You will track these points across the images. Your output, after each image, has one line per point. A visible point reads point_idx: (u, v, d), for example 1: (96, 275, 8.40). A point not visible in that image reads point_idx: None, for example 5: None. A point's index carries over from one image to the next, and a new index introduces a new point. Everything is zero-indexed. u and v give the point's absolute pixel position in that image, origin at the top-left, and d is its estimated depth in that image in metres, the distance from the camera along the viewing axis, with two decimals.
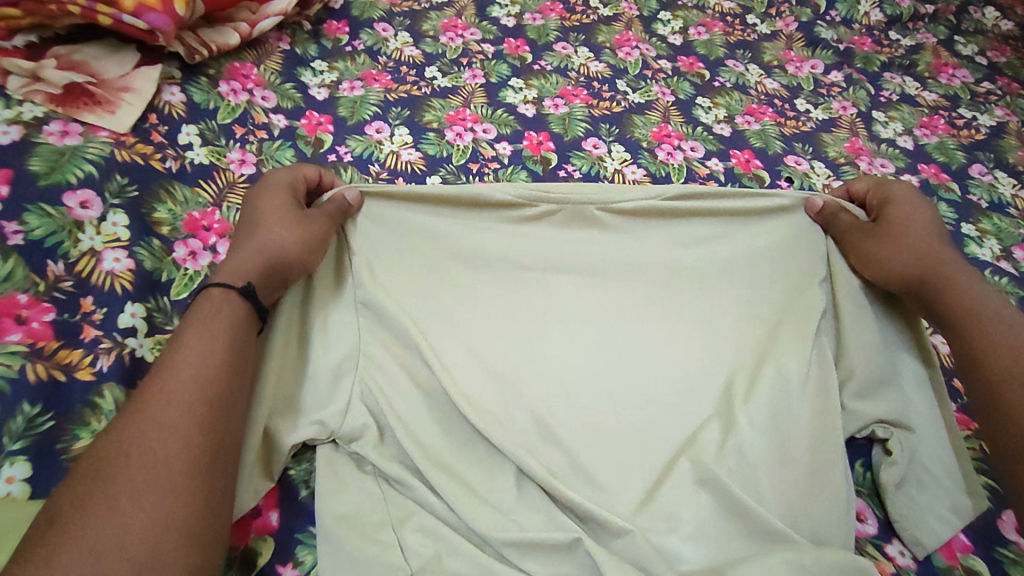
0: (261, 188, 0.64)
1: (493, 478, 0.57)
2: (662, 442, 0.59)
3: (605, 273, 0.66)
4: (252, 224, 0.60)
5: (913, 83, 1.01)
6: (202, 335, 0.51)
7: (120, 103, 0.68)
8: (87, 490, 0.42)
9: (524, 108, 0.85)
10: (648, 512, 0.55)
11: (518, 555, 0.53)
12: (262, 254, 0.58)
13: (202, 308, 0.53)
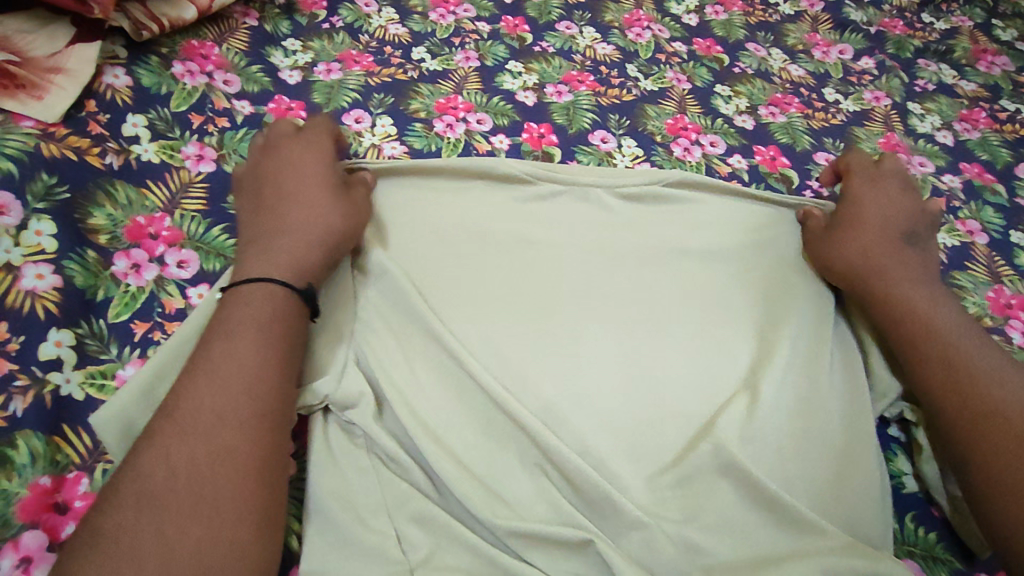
0: (283, 153, 0.54)
1: (499, 460, 0.47)
2: (679, 425, 0.50)
3: (617, 252, 0.58)
4: (293, 200, 0.51)
5: (950, 71, 0.91)
6: (251, 328, 0.43)
7: (50, 87, 0.58)
8: (134, 516, 0.36)
9: (524, 96, 0.75)
10: (665, 499, 0.46)
11: (523, 545, 0.43)
12: (319, 247, 0.50)
13: (264, 308, 0.45)
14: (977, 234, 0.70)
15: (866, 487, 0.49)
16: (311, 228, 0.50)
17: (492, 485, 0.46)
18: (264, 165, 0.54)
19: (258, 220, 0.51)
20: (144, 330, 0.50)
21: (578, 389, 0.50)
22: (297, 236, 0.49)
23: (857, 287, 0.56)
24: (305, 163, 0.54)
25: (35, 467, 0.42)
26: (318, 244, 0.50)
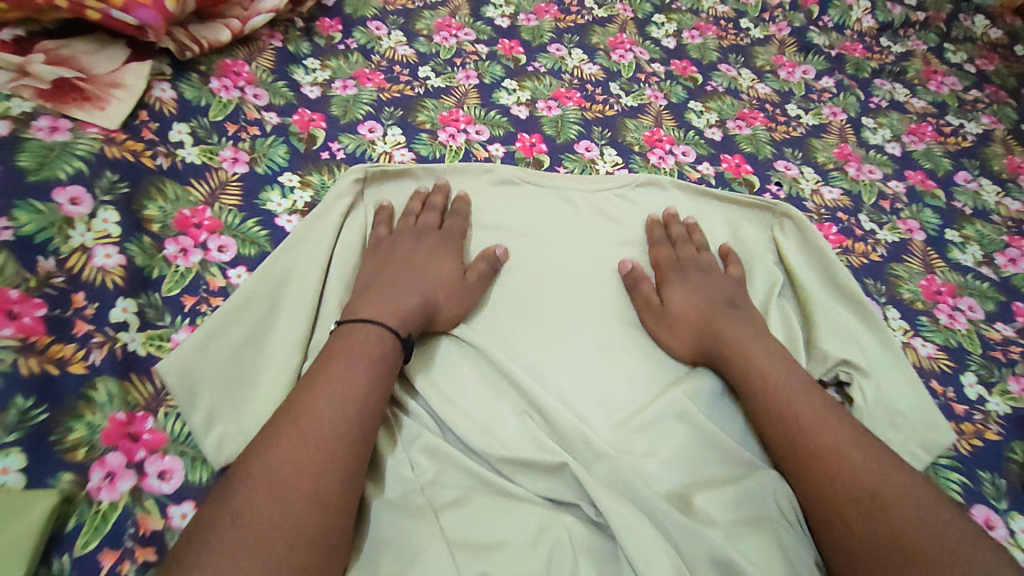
0: (420, 238, 0.66)
1: (493, 408, 0.56)
2: (641, 381, 0.60)
3: (583, 244, 0.71)
4: (413, 269, 0.62)
5: (902, 90, 1.01)
6: (367, 354, 0.52)
7: (110, 99, 0.67)
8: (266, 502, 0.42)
9: (518, 109, 0.85)
10: (628, 437, 0.55)
11: (511, 470, 0.52)
12: (424, 304, 0.59)
13: (368, 350, 0.53)
14: (916, 232, 0.80)
15: None
16: (424, 291, 0.60)
17: (486, 427, 0.55)
18: (399, 241, 0.66)
19: (382, 284, 0.60)
20: (192, 302, 0.59)
21: (560, 356, 0.61)
22: (411, 297, 0.59)
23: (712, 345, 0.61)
24: (436, 249, 0.65)
25: (112, 404, 0.51)
26: (422, 302, 0.59)
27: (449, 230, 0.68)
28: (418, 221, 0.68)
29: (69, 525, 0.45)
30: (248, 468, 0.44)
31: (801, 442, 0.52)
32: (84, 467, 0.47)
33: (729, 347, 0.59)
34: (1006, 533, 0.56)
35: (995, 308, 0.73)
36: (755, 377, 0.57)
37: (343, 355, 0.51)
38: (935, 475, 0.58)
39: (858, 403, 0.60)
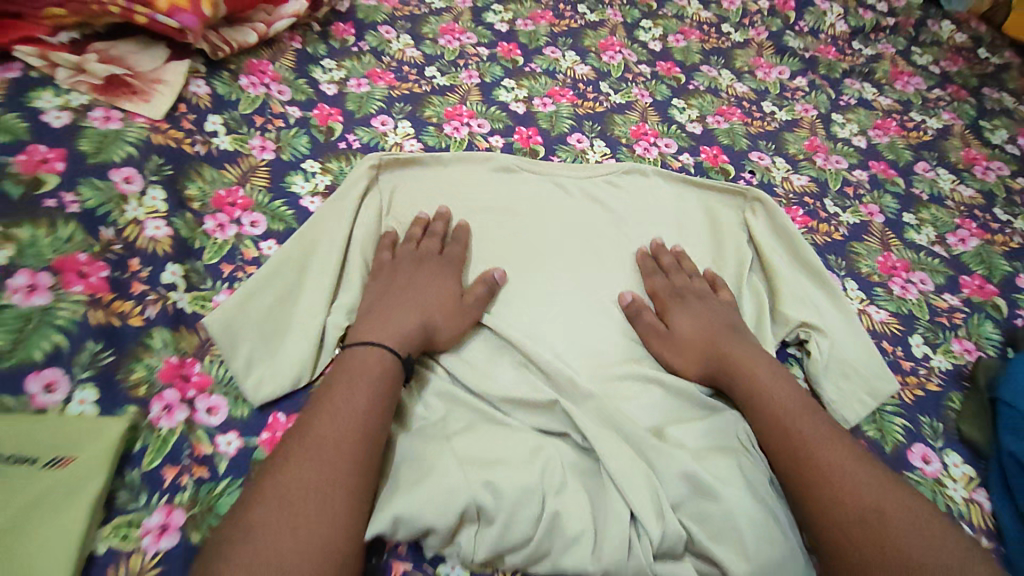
0: (421, 263, 0.70)
1: (494, 360, 0.65)
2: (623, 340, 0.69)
3: (574, 223, 0.80)
4: (413, 293, 0.66)
5: (871, 89, 1.09)
6: (365, 378, 0.56)
7: (154, 93, 0.75)
8: (279, 517, 0.45)
9: (516, 105, 0.94)
10: (610, 385, 0.64)
11: (509, 408, 0.60)
12: (422, 327, 0.63)
13: (368, 370, 0.56)
14: (876, 215, 0.88)
15: None
16: (422, 314, 0.64)
17: (488, 375, 0.64)
18: (400, 267, 0.69)
19: (383, 308, 0.64)
20: (229, 269, 0.68)
21: (553, 319, 0.69)
22: (410, 320, 0.62)
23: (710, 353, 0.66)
24: (435, 275, 0.69)
25: (167, 349, 0.60)
26: (420, 324, 0.63)
27: (448, 255, 0.72)
28: (419, 247, 0.72)
29: (137, 446, 0.54)
30: (262, 487, 0.47)
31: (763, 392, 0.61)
32: (146, 401, 0.57)
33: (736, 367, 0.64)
34: (940, 467, 0.64)
35: (944, 282, 0.81)
36: (758, 393, 0.61)
37: (347, 379, 0.55)
38: (881, 418, 0.67)
39: (816, 356, 0.69)
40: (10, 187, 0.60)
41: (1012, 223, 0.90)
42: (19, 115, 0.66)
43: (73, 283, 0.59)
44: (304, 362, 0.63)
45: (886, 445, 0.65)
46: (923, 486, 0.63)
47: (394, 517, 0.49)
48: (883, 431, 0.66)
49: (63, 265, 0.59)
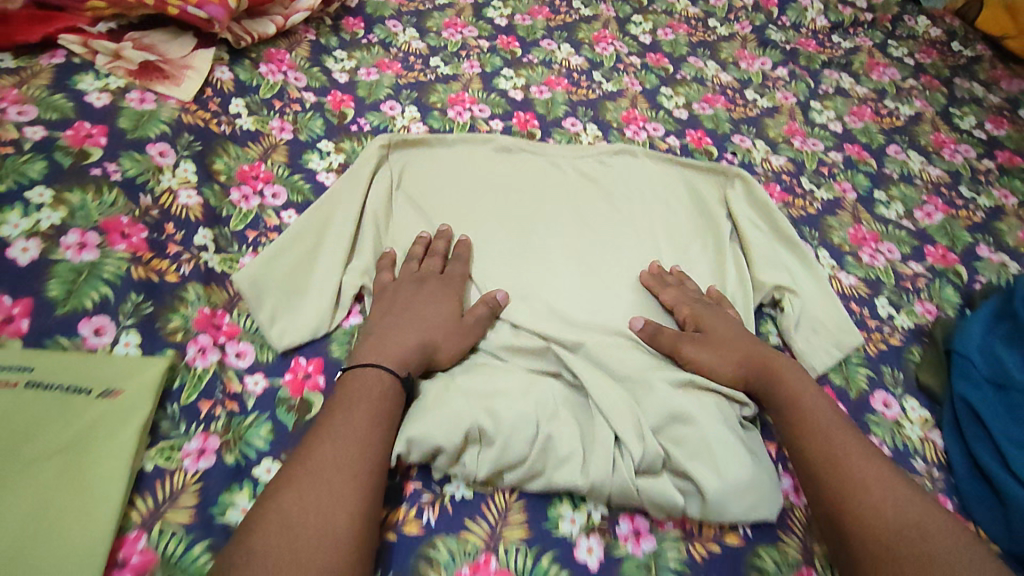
0: (423, 283, 0.71)
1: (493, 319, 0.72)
2: (611, 299, 0.75)
3: (568, 198, 0.86)
4: (415, 312, 0.66)
5: (848, 79, 1.16)
6: (368, 404, 0.57)
7: (184, 78, 0.82)
8: (275, 541, 0.46)
9: (514, 93, 1.01)
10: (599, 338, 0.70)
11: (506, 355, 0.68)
12: (424, 346, 0.63)
13: (368, 387, 0.58)
14: (849, 191, 0.95)
15: None
16: (423, 331, 0.64)
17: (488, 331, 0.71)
18: (403, 287, 0.70)
19: (385, 326, 0.65)
20: (254, 235, 0.75)
21: (547, 281, 0.76)
22: (412, 338, 0.64)
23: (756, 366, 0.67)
24: (437, 292, 0.70)
25: (200, 302, 0.67)
26: (422, 343, 0.63)
27: (450, 275, 0.73)
28: (422, 267, 0.73)
29: (176, 383, 0.61)
30: (262, 510, 0.48)
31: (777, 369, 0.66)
32: (183, 344, 0.64)
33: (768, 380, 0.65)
34: (899, 411, 0.71)
35: (911, 252, 0.88)
36: (798, 404, 0.62)
37: (350, 403, 0.56)
38: (846, 368, 0.74)
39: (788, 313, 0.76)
40: (60, 158, 0.68)
41: (976, 199, 0.97)
42: (65, 96, 0.74)
43: (117, 242, 0.66)
44: (323, 315, 0.69)
45: (851, 391, 0.72)
46: (882, 427, 0.69)
47: (407, 438, 0.57)
48: (848, 380, 0.73)
49: (108, 226, 0.66)
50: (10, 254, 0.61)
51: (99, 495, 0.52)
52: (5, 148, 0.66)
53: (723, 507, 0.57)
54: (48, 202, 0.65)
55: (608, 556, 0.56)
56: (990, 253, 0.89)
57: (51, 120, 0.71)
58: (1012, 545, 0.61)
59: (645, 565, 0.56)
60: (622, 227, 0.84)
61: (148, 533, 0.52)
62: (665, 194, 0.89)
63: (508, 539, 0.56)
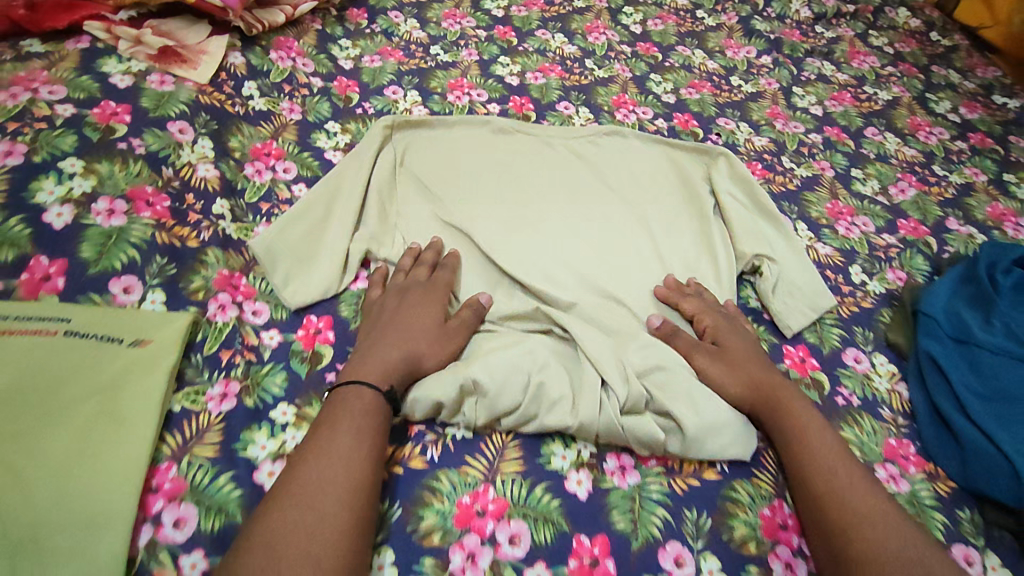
0: (408, 293, 0.71)
1: (491, 284, 0.76)
2: (605, 261, 0.79)
3: (563, 173, 0.91)
4: (397, 324, 0.67)
5: (830, 66, 1.22)
6: (352, 423, 0.57)
7: (200, 62, 0.87)
8: (264, 562, 0.47)
9: (510, 78, 1.06)
10: (591, 298, 0.75)
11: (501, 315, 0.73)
12: (406, 359, 0.64)
13: (354, 402, 0.59)
14: (827, 170, 1.00)
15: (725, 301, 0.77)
16: (407, 344, 0.65)
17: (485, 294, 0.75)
18: (390, 300, 0.71)
19: (369, 342, 0.66)
20: (267, 206, 0.80)
21: (544, 244, 0.80)
22: (395, 351, 0.64)
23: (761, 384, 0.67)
24: (423, 300, 0.70)
25: (219, 265, 0.72)
26: (404, 356, 0.64)
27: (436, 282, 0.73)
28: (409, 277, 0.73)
29: (199, 336, 0.66)
30: (252, 530, 0.49)
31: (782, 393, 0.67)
32: (204, 302, 0.69)
33: (775, 401, 0.66)
34: (869, 365, 0.76)
35: (884, 224, 0.93)
36: (800, 427, 0.64)
37: (334, 421, 0.57)
38: (820, 327, 0.79)
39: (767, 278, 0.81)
40: (89, 133, 0.73)
41: (948, 177, 1.03)
42: (91, 77, 0.79)
43: (143, 209, 0.71)
44: (331, 277, 0.75)
45: (824, 348, 0.77)
46: (853, 379, 0.75)
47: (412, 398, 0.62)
48: (822, 339, 0.78)
49: (134, 195, 0.72)
50: (46, 219, 0.67)
51: (132, 431, 0.58)
52: (39, 123, 0.72)
53: (701, 444, 0.63)
54: (80, 172, 0.70)
55: (596, 488, 0.61)
56: (959, 226, 0.95)
57: (79, 99, 0.76)
58: (965, 480, 0.66)
59: (629, 495, 0.61)
60: (614, 197, 0.88)
61: (179, 463, 0.58)
62: (654, 170, 0.93)
63: (504, 471, 0.61)
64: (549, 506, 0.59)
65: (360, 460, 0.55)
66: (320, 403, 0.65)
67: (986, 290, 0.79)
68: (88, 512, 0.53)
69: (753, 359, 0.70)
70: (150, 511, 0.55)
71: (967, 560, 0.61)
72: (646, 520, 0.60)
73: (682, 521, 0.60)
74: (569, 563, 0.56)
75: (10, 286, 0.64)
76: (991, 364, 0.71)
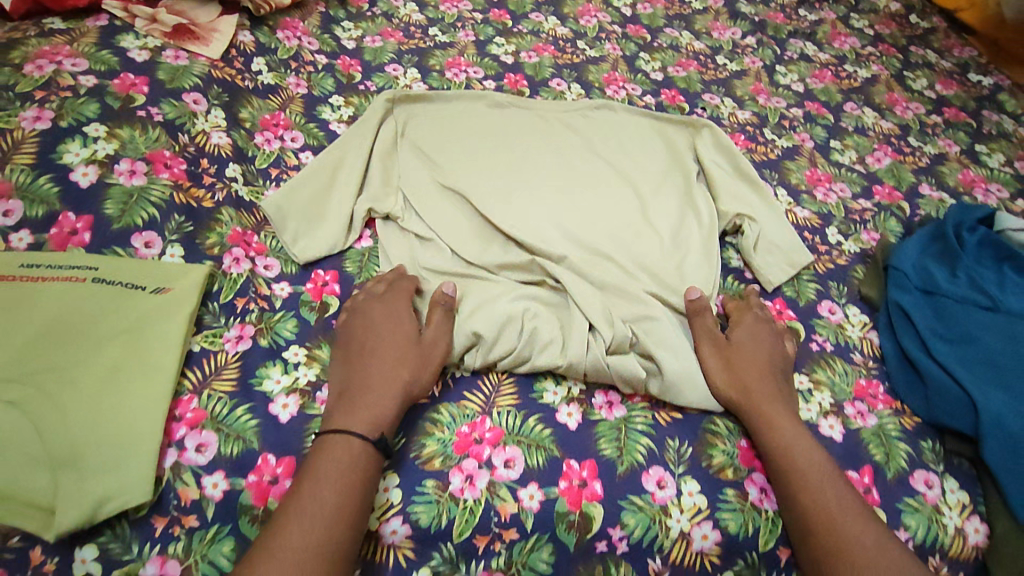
0: (375, 323, 0.68)
1: (487, 243, 0.81)
2: (595, 223, 0.84)
3: (557, 142, 0.95)
4: (375, 364, 0.65)
5: (812, 47, 1.27)
6: (333, 478, 0.56)
7: (212, 38, 0.93)
8: None
9: (505, 57, 1.11)
10: (583, 255, 0.79)
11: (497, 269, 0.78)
12: (396, 395, 0.62)
13: (337, 452, 0.57)
14: (807, 141, 1.06)
15: (709, 258, 0.82)
16: (389, 382, 0.63)
17: (483, 249, 0.80)
18: (361, 334, 0.68)
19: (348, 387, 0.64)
20: (276, 172, 0.85)
21: (538, 208, 0.84)
22: (377, 393, 0.62)
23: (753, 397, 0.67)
24: (388, 326, 0.68)
25: (233, 223, 0.77)
26: (393, 395, 0.62)
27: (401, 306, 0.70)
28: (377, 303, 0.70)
29: (215, 286, 0.71)
30: None
31: (773, 406, 0.66)
32: (219, 257, 0.74)
33: (760, 412, 0.66)
34: (843, 316, 0.81)
35: (860, 191, 0.99)
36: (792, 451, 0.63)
37: (311, 484, 0.55)
38: (798, 283, 0.84)
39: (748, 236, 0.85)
40: (110, 102, 0.78)
41: (922, 148, 1.08)
42: (111, 51, 0.84)
43: (161, 171, 0.76)
44: (338, 236, 0.80)
45: (800, 301, 0.82)
46: (828, 328, 0.80)
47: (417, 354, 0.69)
48: (799, 293, 0.83)
49: (153, 159, 0.77)
50: (73, 178, 0.72)
51: (155, 366, 0.62)
52: (64, 92, 0.77)
53: (678, 390, 0.68)
54: (103, 136, 0.75)
55: (585, 419, 0.66)
56: (931, 192, 1.00)
57: (100, 71, 0.81)
58: (929, 415, 0.71)
59: (616, 426, 0.66)
60: (603, 165, 0.92)
61: (199, 395, 0.63)
62: (641, 140, 0.98)
63: (500, 404, 0.66)
64: (541, 435, 0.64)
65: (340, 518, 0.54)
66: (328, 345, 0.70)
67: (952, 246, 0.84)
68: (117, 435, 0.57)
69: (760, 360, 0.70)
70: (174, 437, 0.60)
71: (927, 482, 0.67)
72: (631, 448, 0.65)
73: (665, 449, 0.65)
74: (560, 484, 0.61)
75: (41, 239, 0.69)
76: (957, 311, 0.76)
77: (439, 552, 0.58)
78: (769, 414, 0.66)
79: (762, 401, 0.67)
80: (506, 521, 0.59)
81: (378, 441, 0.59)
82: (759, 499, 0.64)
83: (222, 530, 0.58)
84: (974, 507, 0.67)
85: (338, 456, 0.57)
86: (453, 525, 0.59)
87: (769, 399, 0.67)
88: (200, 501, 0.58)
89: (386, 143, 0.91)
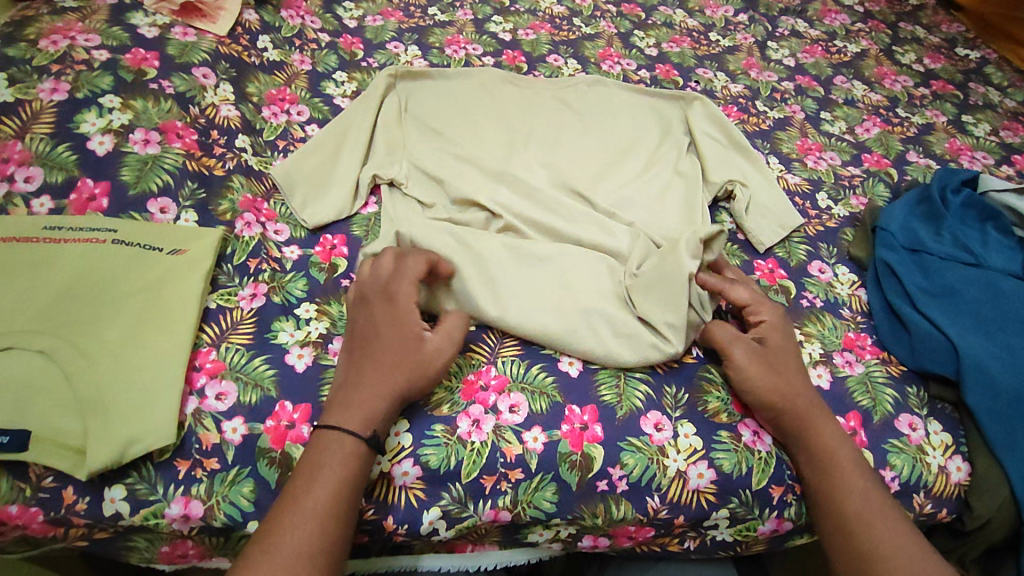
0: (376, 318, 0.63)
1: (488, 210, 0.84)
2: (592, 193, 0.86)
3: (555, 117, 0.98)
4: (374, 363, 0.61)
5: (803, 23, 1.30)
6: (330, 471, 0.55)
7: (219, 16, 0.95)
8: None
9: (503, 35, 1.14)
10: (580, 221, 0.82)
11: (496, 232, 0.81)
12: (390, 395, 0.60)
13: (332, 449, 0.56)
14: (798, 112, 1.09)
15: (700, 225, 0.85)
16: (386, 396, 0.59)
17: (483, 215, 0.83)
18: (371, 323, 0.63)
19: (347, 379, 0.61)
20: (284, 144, 0.89)
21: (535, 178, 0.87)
22: (372, 396, 0.59)
23: (794, 414, 0.65)
24: (386, 321, 0.63)
25: (244, 190, 0.80)
26: (387, 394, 0.59)
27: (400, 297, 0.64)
28: (385, 289, 0.65)
29: (229, 249, 0.74)
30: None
31: (814, 419, 0.64)
32: (232, 222, 0.77)
33: (806, 423, 0.64)
34: (832, 275, 0.85)
35: (849, 159, 1.02)
36: (834, 458, 0.63)
37: (305, 483, 0.54)
38: (789, 244, 0.87)
39: (740, 201, 0.88)
40: (123, 75, 0.81)
41: (910, 119, 1.11)
42: (121, 28, 0.86)
43: (175, 141, 0.79)
44: (344, 201, 0.82)
45: (791, 261, 0.85)
46: (817, 286, 0.83)
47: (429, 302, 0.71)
48: (790, 254, 0.86)
49: (166, 129, 0.79)
50: (90, 147, 0.74)
51: (175, 320, 0.65)
52: (78, 66, 0.80)
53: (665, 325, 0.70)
54: (118, 107, 0.78)
55: (585, 367, 0.70)
56: (918, 159, 1.03)
57: (112, 46, 0.84)
58: (914, 363, 0.75)
59: (616, 374, 0.70)
60: (600, 139, 0.95)
61: (217, 348, 0.66)
62: (636, 115, 1.01)
63: (504, 354, 0.70)
64: (543, 382, 0.68)
65: (332, 508, 0.53)
66: (337, 302, 0.74)
67: (937, 209, 0.87)
68: (140, 384, 0.60)
69: (794, 367, 0.68)
70: (194, 385, 0.63)
71: (911, 425, 0.71)
72: (629, 394, 0.68)
73: (662, 395, 0.68)
74: (562, 427, 0.65)
75: (61, 205, 0.72)
76: (941, 267, 0.80)
77: (448, 492, 0.61)
78: (810, 428, 0.64)
79: (805, 411, 0.65)
80: (511, 461, 0.62)
81: (371, 439, 0.57)
82: (752, 440, 0.67)
83: (242, 472, 0.61)
84: (956, 448, 0.70)
85: (336, 453, 0.56)
86: (461, 465, 0.62)
87: (810, 409, 0.65)
88: (220, 445, 0.61)
89: (390, 116, 0.93)
